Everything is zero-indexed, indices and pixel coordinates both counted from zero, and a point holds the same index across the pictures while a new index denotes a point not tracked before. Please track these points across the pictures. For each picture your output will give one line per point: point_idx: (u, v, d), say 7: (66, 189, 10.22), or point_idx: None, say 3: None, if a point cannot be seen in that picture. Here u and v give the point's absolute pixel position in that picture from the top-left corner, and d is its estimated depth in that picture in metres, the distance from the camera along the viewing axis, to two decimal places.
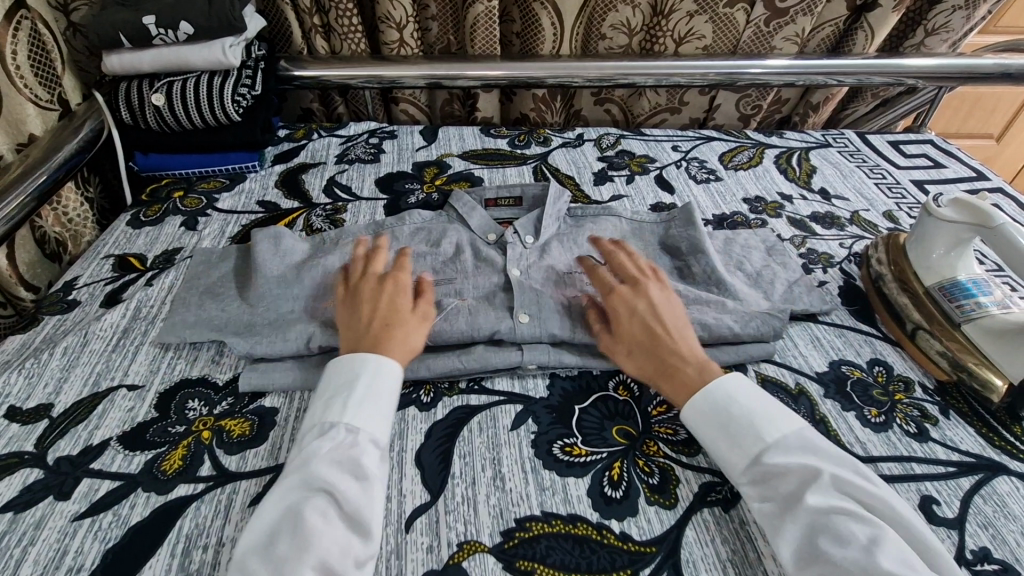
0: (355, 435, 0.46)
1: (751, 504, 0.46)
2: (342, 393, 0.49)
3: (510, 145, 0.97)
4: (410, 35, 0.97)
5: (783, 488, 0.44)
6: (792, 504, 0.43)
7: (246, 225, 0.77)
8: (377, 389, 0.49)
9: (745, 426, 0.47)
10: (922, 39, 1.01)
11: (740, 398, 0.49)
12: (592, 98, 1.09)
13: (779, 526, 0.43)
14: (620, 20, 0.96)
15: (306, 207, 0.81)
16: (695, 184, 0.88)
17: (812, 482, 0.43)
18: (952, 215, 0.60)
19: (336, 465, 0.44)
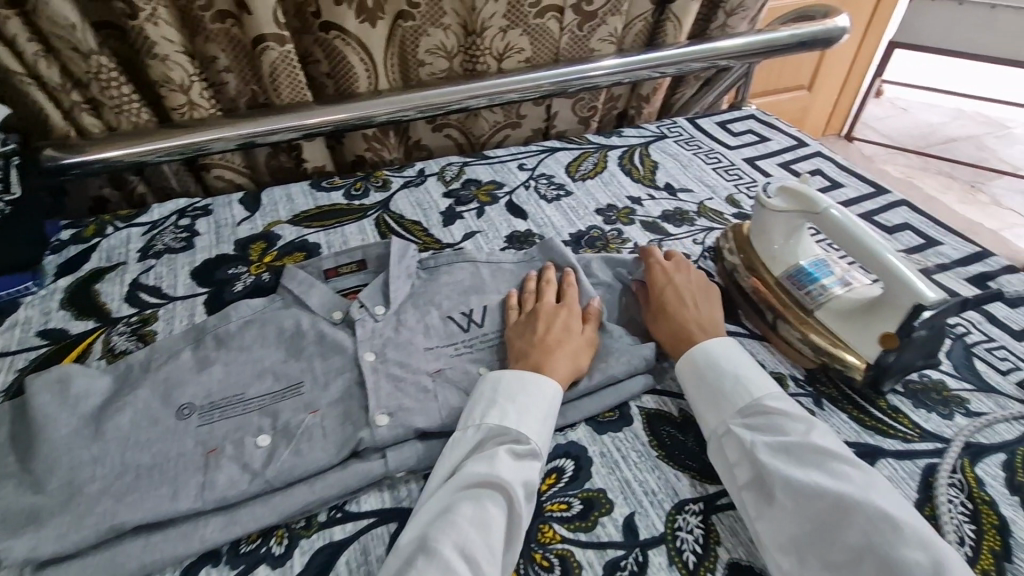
0: (531, 445, 0.48)
1: (736, 438, 0.49)
2: (520, 402, 0.51)
3: (346, 197, 0.88)
4: (200, 95, 0.84)
5: (779, 430, 0.47)
6: (790, 441, 0.46)
7: (23, 369, 0.62)
8: (532, 401, 0.51)
9: (734, 379, 0.52)
10: (725, 20, 1.05)
11: (733, 362, 0.53)
12: (428, 126, 1.03)
13: (770, 458, 0.46)
14: (435, 45, 0.90)
15: (104, 326, 0.67)
16: (546, 204, 0.84)
17: (808, 427, 0.47)
18: (783, 205, 0.61)
19: (510, 470, 0.46)
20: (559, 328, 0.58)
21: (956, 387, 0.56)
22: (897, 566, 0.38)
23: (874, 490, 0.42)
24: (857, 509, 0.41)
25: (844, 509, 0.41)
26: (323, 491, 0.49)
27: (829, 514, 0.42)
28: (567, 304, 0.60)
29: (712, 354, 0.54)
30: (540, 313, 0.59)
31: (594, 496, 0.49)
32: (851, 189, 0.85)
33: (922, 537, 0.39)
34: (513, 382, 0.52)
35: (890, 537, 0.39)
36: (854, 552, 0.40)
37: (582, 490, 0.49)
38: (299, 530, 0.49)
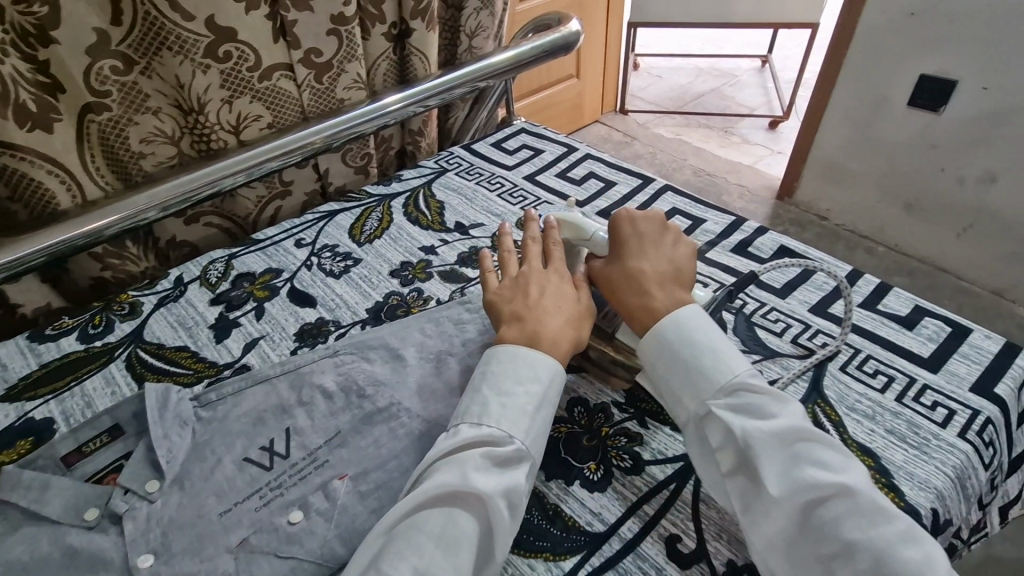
0: (518, 451, 0.45)
1: (721, 424, 0.47)
2: (525, 389, 0.48)
3: (81, 340, 0.70)
4: None
5: (768, 415, 0.45)
6: (780, 429, 0.44)
7: None
8: (550, 379, 0.49)
9: (708, 359, 0.48)
10: (469, 43, 1.05)
11: (706, 337, 0.49)
12: (179, 220, 0.87)
13: (761, 450, 0.44)
14: (149, 131, 0.76)
15: None
16: (335, 280, 0.76)
17: (791, 411, 0.46)
18: (571, 233, 0.61)
19: (494, 481, 0.43)
20: (529, 290, 0.55)
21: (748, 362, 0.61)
22: (891, 562, 0.38)
23: (861, 479, 0.42)
24: (848, 502, 0.40)
25: (829, 501, 0.41)
26: None
27: (812, 505, 0.41)
28: (553, 265, 0.58)
29: (684, 328, 0.50)
30: (530, 276, 0.57)
31: None
32: (624, 184, 0.89)
33: (911, 530, 0.39)
34: (530, 356, 0.49)
35: (884, 532, 0.39)
36: (842, 549, 0.40)
37: None
38: None
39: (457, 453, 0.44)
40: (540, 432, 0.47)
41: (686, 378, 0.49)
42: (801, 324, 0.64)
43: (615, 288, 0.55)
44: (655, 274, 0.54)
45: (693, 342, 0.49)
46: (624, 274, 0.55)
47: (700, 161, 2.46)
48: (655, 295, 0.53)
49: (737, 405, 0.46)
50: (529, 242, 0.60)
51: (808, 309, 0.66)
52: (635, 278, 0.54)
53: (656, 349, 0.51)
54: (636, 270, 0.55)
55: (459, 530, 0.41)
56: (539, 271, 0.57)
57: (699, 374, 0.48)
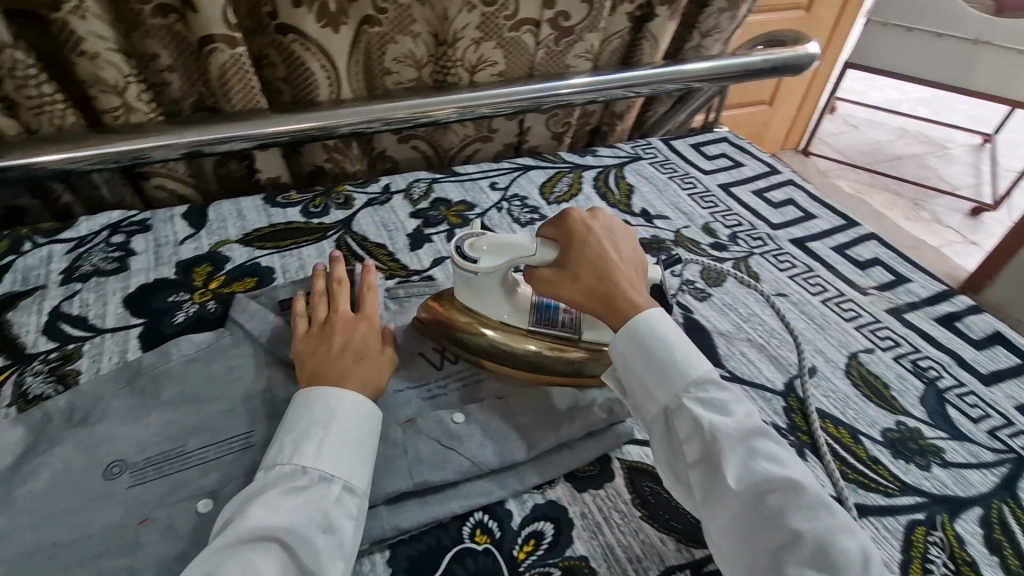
0: (328, 482, 0.43)
1: (684, 418, 0.46)
2: (324, 430, 0.45)
3: (304, 214, 0.81)
4: (137, 98, 0.75)
5: (730, 412, 0.46)
6: (742, 425, 0.45)
7: None
8: (358, 421, 0.47)
9: (679, 353, 0.48)
10: (699, 42, 1.04)
11: (673, 336, 0.49)
12: (394, 137, 0.96)
13: (722, 440, 0.44)
14: (404, 53, 0.85)
15: (17, 364, 0.58)
16: (520, 229, 0.80)
17: (750, 414, 0.46)
18: (490, 263, 0.54)
19: (292, 515, 0.41)
20: (363, 342, 0.53)
21: (931, 436, 0.57)
22: (833, 559, 0.38)
23: (812, 481, 0.43)
24: (798, 496, 0.41)
25: (777, 492, 0.41)
26: None
27: (767, 496, 0.41)
28: (365, 316, 0.56)
29: (654, 323, 0.50)
30: (336, 325, 0.54)
31: (575, 564, 0.46)
32: (823, 221, 0.85)
33: (855, 530, 0.40)
34: (330, 400, 0.47)
35: (830, 527, 0.40)
36: (788, 540, 0.40)
37: (563, 558, 0.46)
38: None
39: (275, 486, 0.43)
40: (372, 466, 0.46)
41: (657, 372, 0.48)
42: (1003, 419, 0.59)
43: (583, 288, 0.52)
44: (626, 270, 0.54)
45: (663, 337, 0.49)
46: (597, 266, 0.52)
47: (877, 227, 2.25)
48: (627, 290, 0.52)
49: (705, 400, 0.46)
50: (336, 295, 0.57)
51: (1014, 407, 0.61)
52: (605, 271, 0.52)
53: (628, 344, 0.49)
54: (608, 263, 0.53)
55: (279, 545, 0.39)
56: (343, 322, 0.55)
57: (675, 366, 0.48)
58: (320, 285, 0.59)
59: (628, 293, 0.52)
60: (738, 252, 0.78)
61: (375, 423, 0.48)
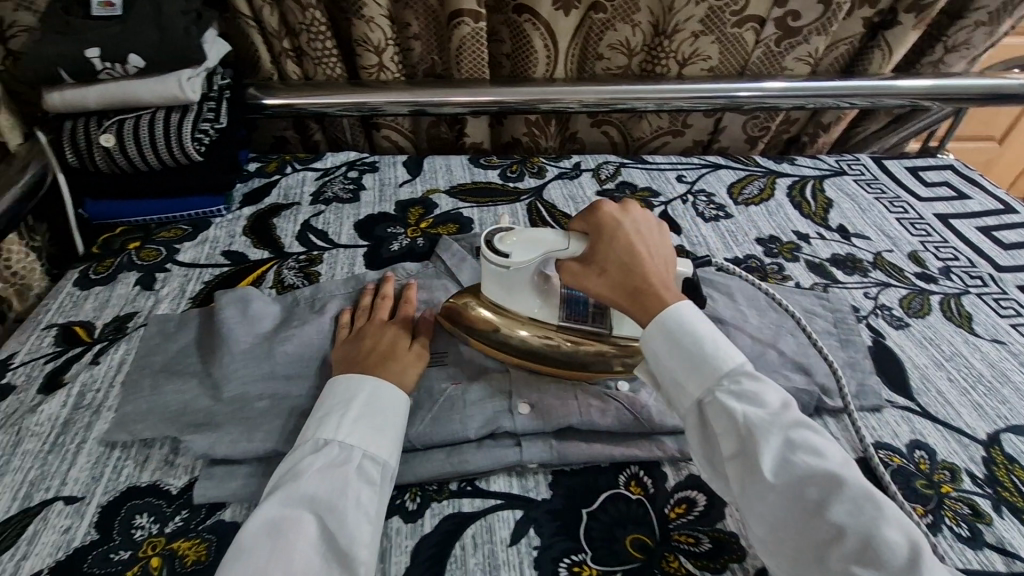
0: (350, 452, 0.45)
1: (715, 410, 0.45)
2: (347, 406, 0.48)
3: (502, 176, 0.89)
4: (390, 59, 0.88)
5: (761, 401, 0.44)
6: (777, 416, 0.43)
7: (209, 283, 0.69)
8: (378, 401, 0.49)
9: (713, 345, 0.46)
10: (941, 57, 0.94)
11: (701, 323, 0.48)
12: (589, 120, 1.01)
13: (762, 434, 0.42)
14: (619, 40, 0.88)
15: (277, 258, 0.73)
16: (703, 222, 0.81)
17: (785, 399, 0.44)
18: (525, 257, 0.52)
19: (319, 480, 0.43)
20: (388, 344, 0.55)
21: None
22: (876, 549, 0.37)
23: (851, 468, 0.41)
24: (836, 485, 0.39)
25: (815, 487, 0.40)
26: (460, 463, 0.50)
27: (809, 492, 0.40)
28: (400, 319, 0.58)
29: (680, 315, 0.48)
30: (368, 330, 0.57)
31: (725, 538, 0.47)
32: None
33: (903, 518, 0.39)
34: (353, 383, 0.50)
35: (872, 514, 0.38)
36: (830, 533, 0.39)
37: (714, 529, 0.48)
38: (429, 492, 0.50)
39: (308, 455, 0.45)
40: (395, 442, 0.48)
41: (688, 364, 0.46)
42: None
43: (620, 284, 0.51)
44: (658, 265, 0.52)
45: (699, 327, 0.47)
46: (623, 256, 0.51)
47: None
48: (660, 285, 0.50)
49: (739, 394, 0.44)
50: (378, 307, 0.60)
51: None
52: (629, 260, 0.51)
53: (653, 337, 0.48)
54: (634, 254, 0.51)
55: (309, 509, 0.42)
56: (373, 328, 0.57)
57: (705, 360, 0.46)
58: (366, 301, 0.62)
59: (652, 284, 0.50)
60: (948, 287, 0.71)
61: (400, 407, 0.50)
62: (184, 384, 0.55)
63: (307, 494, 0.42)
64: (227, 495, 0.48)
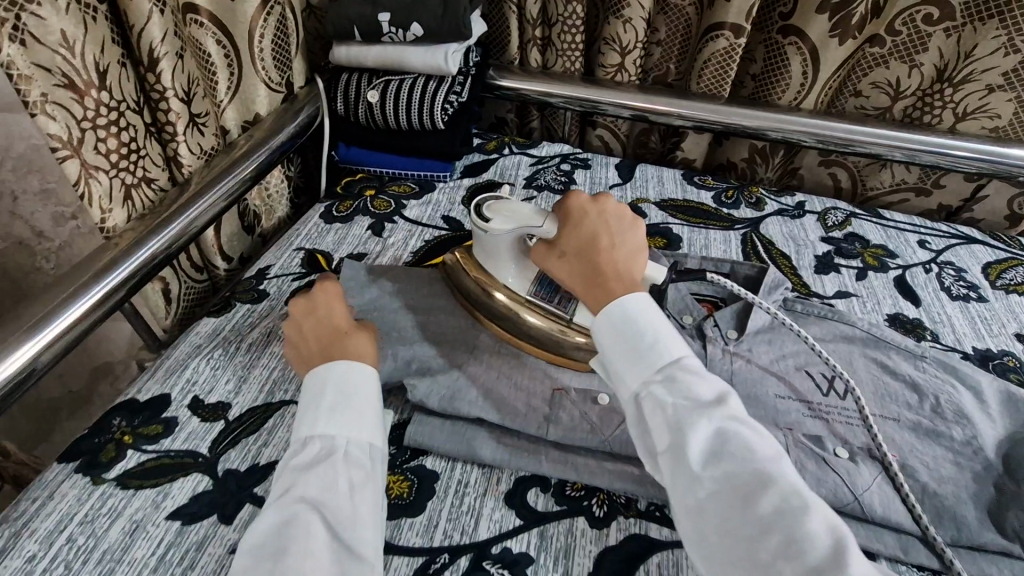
0: (333, 445, 0.42)
1: (652, 404, 0.40)
2: (318, 397, 0.44)
3: (715, 200, 0.84)
4: (631, 62, 0.88)
5: (694, 394, 0.39)
6: (708, 408, 0.38)
7: (429, 242, 0.74)
8: (350, 387, 0.45)
9: (654, 335, 0.42)
10: None
11: (649, 315, 0.43)
12: (818, 158, 0.92)
13: (686, 424, 0.37)
14: (887, 79, 0.80)
15: None
16: (949, 299, 0.70)
17: (722, 393, 0.39)
18: (500, 225, 0.53)
19: (314, 481, 0.39)
20: (329, 326, 0.49)
21: None
22: (800, 546, 0.32)
23: (780, 464, 0.36)
24: (762, 482, 0.35)
25: (752, 493, 0.35)
26: (655, 484, 0.48)
27: (742, 491, 0.35)
28: (322, 293, 0.51)
29: (630, 305, 0.44)
30: (298, 319, 0.50)
31: None
32: None
33: (830, 518, 0.33)
34: (319, 376, 0.45)
35: (794, 514, 0.33)
36: (758, 528, 0.33)
37: None
38: (617, 504, 0.48)
39: (300, 460, 0.42)
40: (376, 431, 0.44)
41: (636, 351, 0.42)
42: None
43: (581, 275, 0.48)
44: (618, 252, 0.48)
45: (638, 317, 0.43)
46: (583, 241, 0.49)
47: None
48: (607, 271, 0.47)
49: (672, 383, 0.40)
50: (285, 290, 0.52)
51: None
52: (592, 249, 0.48)
53: (604, 318, 0.44)
54: (603, 243, 0.48)
55: (307, 509, 0.38)
56: (299, 316, 0.50)
57: (652, 344, 0.42)
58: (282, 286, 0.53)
59: (606, 269, 0.47)
60: None
61: (373, 384, 0.46)
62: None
63: (306, 496, 0.38)
64: (430, 444, 0.51)
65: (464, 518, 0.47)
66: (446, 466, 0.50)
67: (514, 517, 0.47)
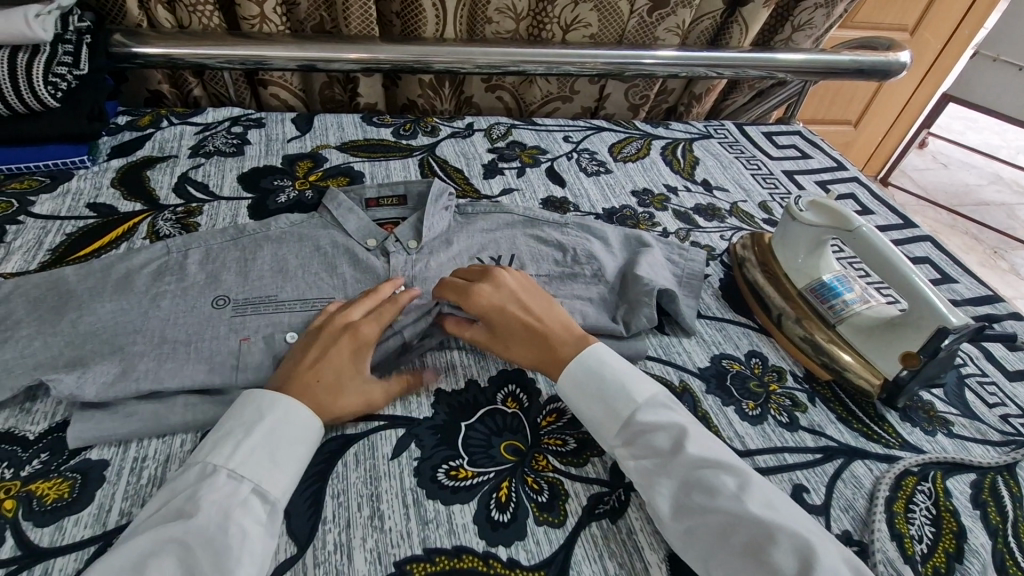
0: None
1: (626, 466, 0.47)
2: (273, 442, 0.43)
3: (395, 134, 0.89)
4: (272, 10, 0.87)
5: (658, 445, 0.46)
6: (669, 459, 0.45)
7: None
8: (288, 426, 0.44)
9: (613, 391, 0.49)
10: (790, 34, 1.08)
11: (612, 378, 0.50)
12: (483, 84, 1.04)
13: (655, 482, 0.45)
14: (505, 4, 0.93)
15: None
16: (585, 177, 0.86)
17: (683, 435, 0.45)
18: None
19: (205, 516, 0.38)
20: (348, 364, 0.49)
21: (943, 409, 0.59)
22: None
23: (742, 495, 0.42)
24: (733, 526, 0.40)
25: (725, 525, 0.41)
26: None
27: (711, 531, 0.41)
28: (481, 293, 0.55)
29: (590, 359, 0.51)
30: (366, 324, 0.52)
31: None
32: (881, 217, 0.87)
33: (797, 543, 0.39)
34: (259, 409, 0.44)
35: (765, 551, 0.39)
36: (744, 560, 0.39)
37: None
38: None
39: None
40: (292, 476, 0.43)
41: (598, 412, 0.49)
42: None
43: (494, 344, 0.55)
44: (535, 327, 0.54)
45: (602, 382, 0.50)
46: (511, 328, 0.54)
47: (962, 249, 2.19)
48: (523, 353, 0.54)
49: (634, 441, 0.47)
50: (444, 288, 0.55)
51: None
52: (529, 331, 0.54)
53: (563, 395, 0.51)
54: (521, 309, 0.55)
55: None
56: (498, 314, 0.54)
57: (605, 398, 0.49)
58: None
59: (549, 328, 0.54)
60: None
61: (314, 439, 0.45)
62: (34, 346, 0.50)
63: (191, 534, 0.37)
64: None
65: (144, 491, 0.45)
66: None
67: None
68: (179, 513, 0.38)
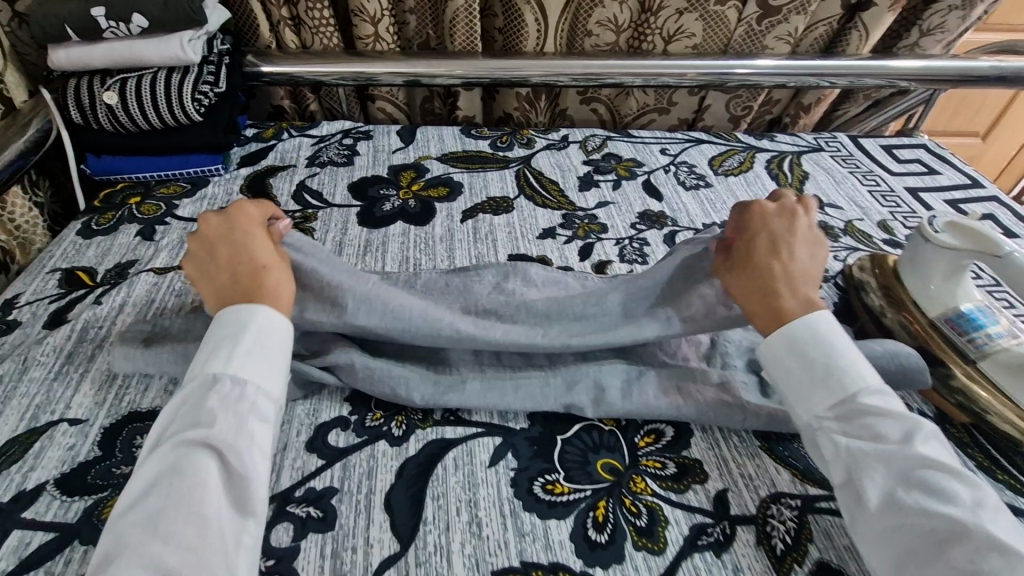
0: None
1: (827, 437, 0.42)
2: (265, 348, 0.44)
3: (492, 146, 0.91)
4: (385, 30, 0.92)
5: (879, 433, 0.41)
6: (893, 450, 0.40)
7: None
8: (264, 333, 0.45)
9: (828, 365, 0.44)
10: (917, 40, 1.00)
11: (829, 344, 0.45)
12: (578, 97, 1.04)
13: (866, 467, 0.40)
14: (608, 17, 0.93)
15: None
16: (684, 191, 0.84)
17: (913, 431, 0.40)
18: None
19: (224, 422, 0.40)
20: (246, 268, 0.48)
21: None
22: None
23: (987, 520, 0.36)
24: (963, 533, 0.35)
25: (940, 539, 0.36)
26: None
27: (931, 538, 0.36)
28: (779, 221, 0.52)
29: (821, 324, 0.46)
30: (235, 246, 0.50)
31: None
32: None
33: None
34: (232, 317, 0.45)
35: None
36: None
37: None
38: None
39: None
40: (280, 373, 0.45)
41: (814, 378, 0.44)
42: None
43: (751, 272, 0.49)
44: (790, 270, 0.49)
45: (825, 342, 0.45)
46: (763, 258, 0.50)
47: None
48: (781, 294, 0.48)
49: (851, 422, 0.42)
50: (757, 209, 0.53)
51: None
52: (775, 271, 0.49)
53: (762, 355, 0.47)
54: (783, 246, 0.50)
55: None
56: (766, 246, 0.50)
57: (833, 371, 0.44)
58: None
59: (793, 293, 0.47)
60: None
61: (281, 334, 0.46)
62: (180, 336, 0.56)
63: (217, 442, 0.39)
64: None
65: None
66: (68, 523, 0.43)
67: (317, 460, 0.49)
68: (196, 421, 0.40)
